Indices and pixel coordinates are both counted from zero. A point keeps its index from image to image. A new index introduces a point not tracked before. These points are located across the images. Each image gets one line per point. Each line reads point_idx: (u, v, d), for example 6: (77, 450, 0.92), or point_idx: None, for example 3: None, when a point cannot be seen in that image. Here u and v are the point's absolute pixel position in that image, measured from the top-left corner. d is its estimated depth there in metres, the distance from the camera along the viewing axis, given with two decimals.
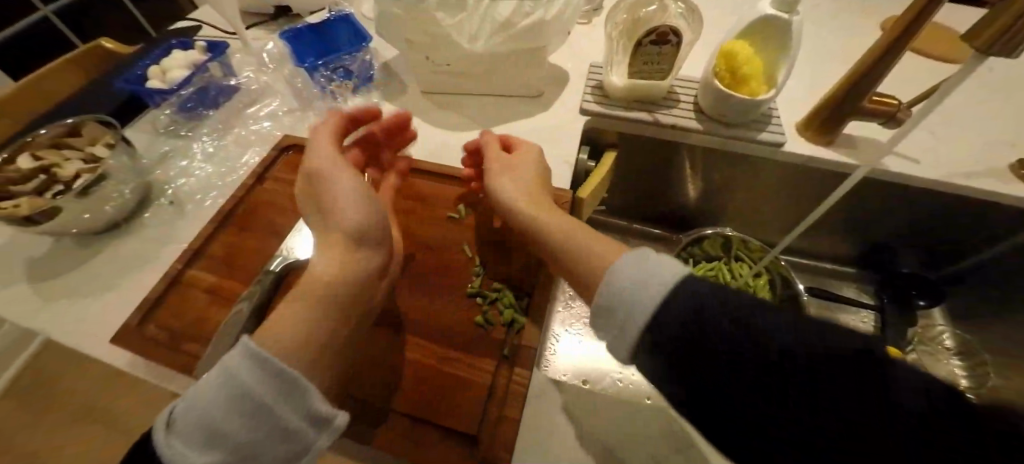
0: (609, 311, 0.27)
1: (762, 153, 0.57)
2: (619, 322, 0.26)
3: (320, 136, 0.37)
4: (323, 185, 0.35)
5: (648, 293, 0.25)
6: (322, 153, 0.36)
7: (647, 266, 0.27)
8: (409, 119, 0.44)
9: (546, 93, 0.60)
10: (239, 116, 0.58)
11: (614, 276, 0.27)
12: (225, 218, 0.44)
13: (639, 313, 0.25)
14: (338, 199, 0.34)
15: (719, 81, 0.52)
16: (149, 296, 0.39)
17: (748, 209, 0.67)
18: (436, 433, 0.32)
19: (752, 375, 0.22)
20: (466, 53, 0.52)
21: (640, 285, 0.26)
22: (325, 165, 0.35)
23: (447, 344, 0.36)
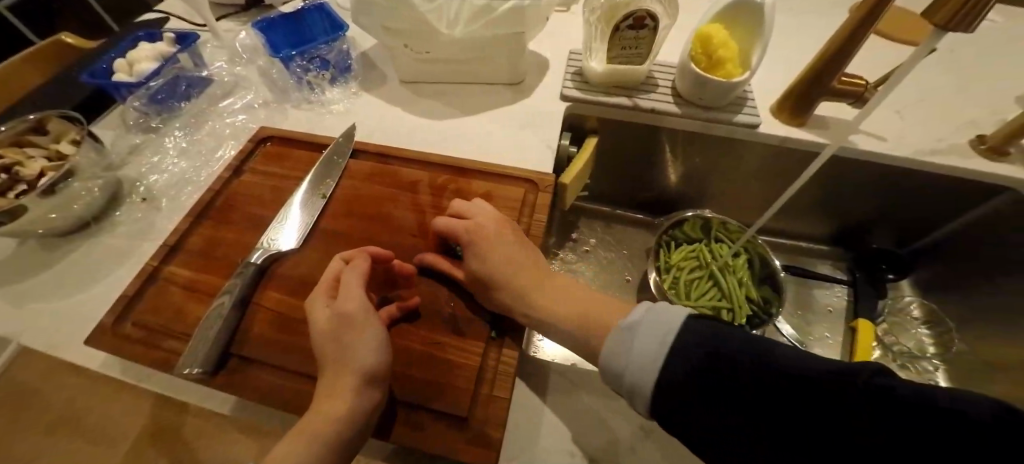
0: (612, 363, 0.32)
1: (739, 135, 0.58)
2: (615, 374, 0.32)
3: (351, 272, 0.34)
4: (337, 332, 0.31)
5: (659, 340, 0.30)
6: (350, 293, 0.32)
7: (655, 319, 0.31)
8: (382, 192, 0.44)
9: (527, 81, 0.60)
10: (213, 109, 0.57)
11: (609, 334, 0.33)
12: (201, 212, 0.43)
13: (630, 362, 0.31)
14: (353, 345, 0.30)
15: (696, 65, 0.53)
16: (123, 295, 0.38)
17: (727, 192, 0.68)
18: (431, 415, 0.32)
19: (763, 397, 0.25)
20: (445, 40, 0.51)
21: (648, 332, 0.30)
22: (344, 313, 0.31)
23: (452, 348, 0.35)
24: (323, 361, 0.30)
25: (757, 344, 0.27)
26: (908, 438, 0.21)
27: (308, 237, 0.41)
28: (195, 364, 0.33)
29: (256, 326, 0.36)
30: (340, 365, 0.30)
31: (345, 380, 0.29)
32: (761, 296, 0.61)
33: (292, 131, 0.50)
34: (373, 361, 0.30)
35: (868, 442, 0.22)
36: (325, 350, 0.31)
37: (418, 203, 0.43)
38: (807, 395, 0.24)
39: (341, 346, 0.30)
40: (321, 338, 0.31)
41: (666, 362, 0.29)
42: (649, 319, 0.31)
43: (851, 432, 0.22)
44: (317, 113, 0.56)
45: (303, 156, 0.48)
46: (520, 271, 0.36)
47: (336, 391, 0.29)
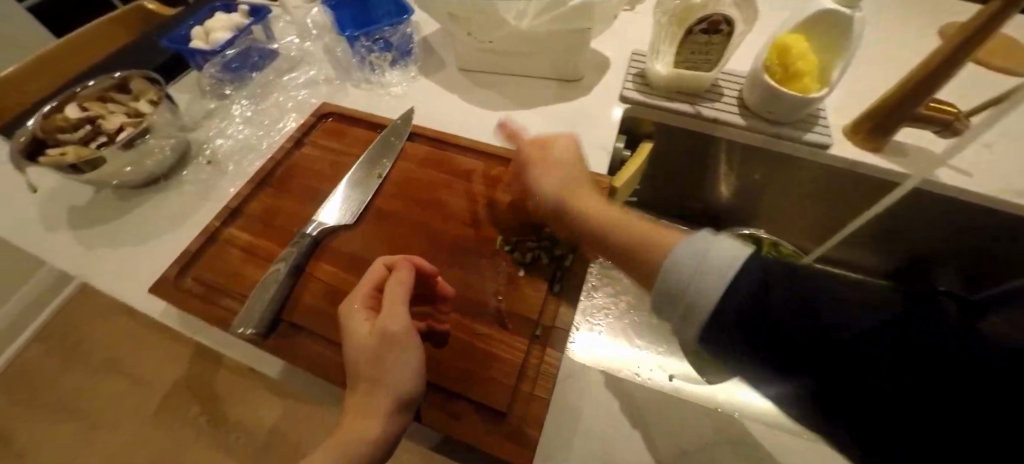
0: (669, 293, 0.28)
1: (806, 155, 0.55)
2: (680, 308, 0.27)
3: (396, 285, 0.31)
4: (376, 351, 0.29)
5: (718, 272, 0.26)
6: (394, 311, 0.30)
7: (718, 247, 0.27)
8: (442, 178, 0.44)
9: (586, 78, 0.59)
10: (278, 82, 0.58)
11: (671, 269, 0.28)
12: (262, 180, 0.45)
13: (688, 299, 0.27)
14: (391, 366, 0.29)
15: (769, 76, 0.51)
16: (186, 250, 0.40)
17: (782, 213, 0.65)
18: (470, 406, 0.32)
19: (795, 337, 0.22)
20: (512, 31, 0.51)
21: (704, 270, 0.26)
22: (387, 332, 0.29)
23: (495, 344, 0.34)
24: (359, 377, 0.29)
25: (806, 278, 0.24)
26: (938, 388, 0.19)
27: (361, 215, 0.41)
28: (249, 325, 0.34)
29: (306, 296, 0.37)
30: (378, 387, 0.28)
31: (379, 403, 0.28)
32: None
33: (352, 110, 0.51)
34: (411, 383, 0.29)
35: (890, 386, 0.20)
36: (362, 368, 0.29)
37: (467, 191, 0.42)
38: (844, 336, 0.21)
39: (380, 366, 0.29)
40: (360, 353, 0.29)
41: (724, 296, 0.25)
42: (713, 251, 0.27)
43: (872, 377, 0.20)
44: (377, 94, 0.57)
45: (362, 135, 0.49)
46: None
47: (371, 414, 0.28)
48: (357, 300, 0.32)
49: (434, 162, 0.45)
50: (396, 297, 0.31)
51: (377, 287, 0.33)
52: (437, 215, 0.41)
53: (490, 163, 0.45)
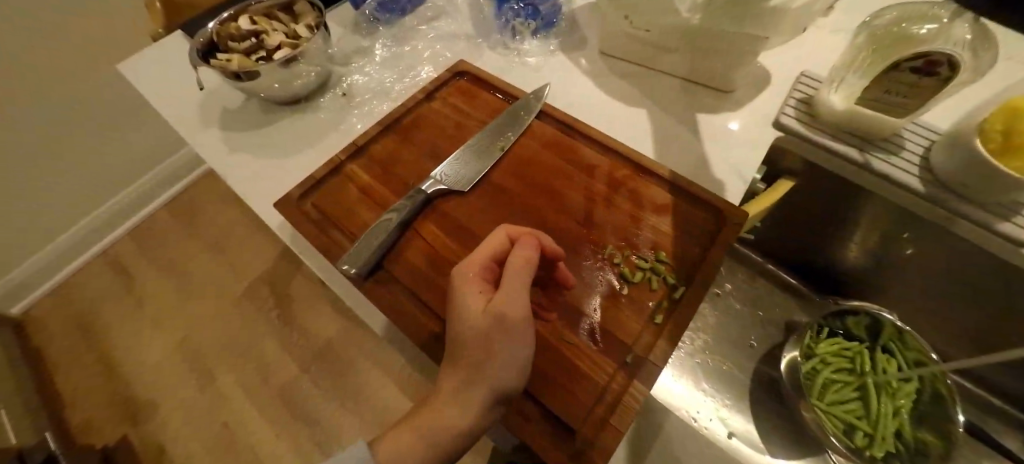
0: None
1: (990, 246, 0.44)
2: None
3: (519, 268, 0.30)
4: (487, 330, 0.29)
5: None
6: (514, 295, 0.29)
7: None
8: (564, 166, 0.41)
9: (737, 93, 0.53)
10: (420, 29, 0.59)
11: None
12: (390, 125, 0.46)
13: None
14: (503, 350, 0.29)
15: (981, 143, 0.39)
16: (313, 175, 0.42)
17: (925, 300, 0.55)
18: (542, 410, 0.31)
19: None
20: (676, 24, 0.46)
21: None
22: (501, 314, 0.29)
23: (583, 358, 0.32)
24: (463, 349, 0.29)
25: None
26: None
27: (475, 185, 0.41)
28: (354, 264, 0.35)
29: (409, 251, 0.37)
30: (481, 367, 0.28)
31: (484, 385, 0.28)
32: (915, 438, 0.50)
33: (486, 73, 0.50)
34: (510, 376, 0.29)
35: None
36: (471, 343, 0.29)
37: (585, 188, 0.40)
38: None
39: (488, 347, 0.29)
40: (472, 329, 0.29)
41: None
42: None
43: None
44: (511, 61, 0.55)
45: (490, 101, 0.48)
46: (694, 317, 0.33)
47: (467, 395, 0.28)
48: (476, 270, 0.31)
49: (557, 148, 0.43)
50: (518, 282, 0.30)
51: (495, 260, 0.33)
52: (555, 205, 0.39)
53: (617, 163, 0.42)
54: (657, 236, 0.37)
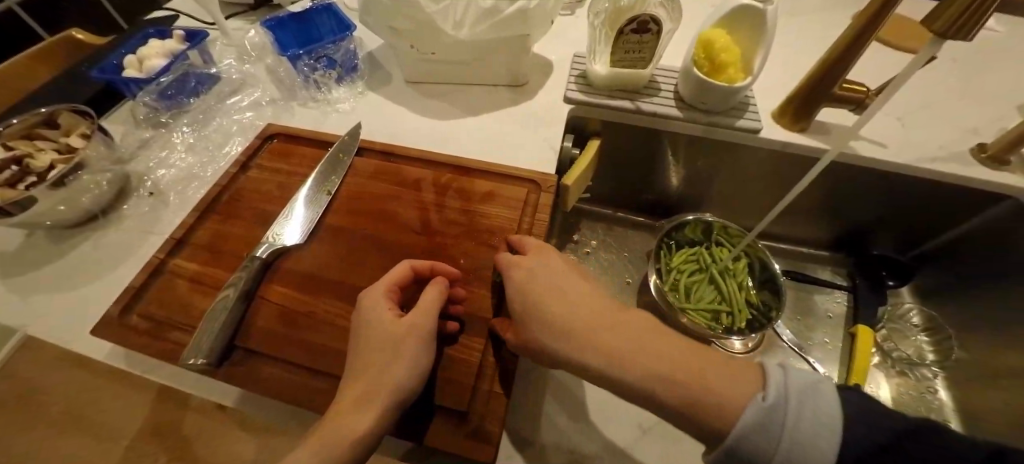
0: (764, 435, 0.26)
1: (740, 140, 0.58)
2: (778, 452, 0.25)
3: (430, 288, 0.34)
4: (396, 338, 0.31)
5: (826, 424, 0.25)
6: (425, 308, 0.32)
7: (811, 373, 0.28)
8: (445, 195, 0.44)
9: (531, 83, 0.61)
10: (221, 106, 0.57)
11: (802, 408, 0.26)
12: (208, 207, 0.44)
13: (797, 450, 0.25)
14: (403, 358, 0.30)
15: (698, 69, 0.54)
16: (130, 286, 0.39)
17: (727, 197, 0.69)
18: (431, 409, 0.33)
19: None
20: (452, 42, 0.52)
21: (812, 413, 0.26)
22: (412, 325, 0.32)
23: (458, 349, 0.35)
24: (366, 358, 0.30)
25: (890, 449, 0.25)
26: None
27: (312, 234, 0.41)
28: (200, 355, 0.33)
29: (260, 320, 0.36)
30: (384, 370, 0.30)
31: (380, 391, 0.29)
32: (759, 300, 0.62)
33: (298, 129, 0.51)
34: (411, 380, 0.30)
35: None
36: (373, 349, 0.31)
37: (421, 201, 0.44)
38: None
39: (392, 354, 0.30)
40: (382, 337, 0.31)
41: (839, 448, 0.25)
42: (794, 376, 0.27)
43: None
44: (323, 112, 0.57)
45: (309, 154, 0.49)
46: (558, 318, 0.31)
47: (368, 401, 0.29)
48: (374, 300, 0.33)
49: (381, 174, 0.46)
50: (425, 300, 0.33)
51: (398, 287, 0.35)
52: (427, 229, 0.42)
53: (490, 180, 0.46)
54: (488, 220, 0.42)
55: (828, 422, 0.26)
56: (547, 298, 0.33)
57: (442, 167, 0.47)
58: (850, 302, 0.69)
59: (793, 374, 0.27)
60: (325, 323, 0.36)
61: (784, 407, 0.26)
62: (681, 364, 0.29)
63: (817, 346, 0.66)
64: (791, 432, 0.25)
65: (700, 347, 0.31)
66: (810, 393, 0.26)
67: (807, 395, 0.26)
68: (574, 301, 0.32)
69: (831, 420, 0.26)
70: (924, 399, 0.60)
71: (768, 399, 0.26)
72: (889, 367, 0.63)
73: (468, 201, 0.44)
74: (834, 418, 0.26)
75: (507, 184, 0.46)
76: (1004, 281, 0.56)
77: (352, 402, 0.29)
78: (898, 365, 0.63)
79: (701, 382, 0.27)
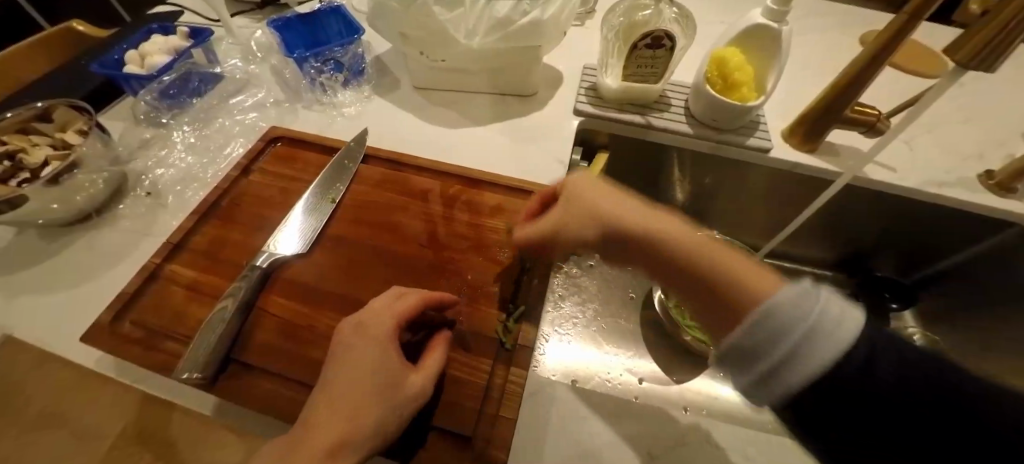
0: (778, 318, 0.25)
1: (749, 158, 0.58)
2: (786, 347, 0.25)
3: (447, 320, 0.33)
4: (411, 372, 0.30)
5: (841, 338, 0.24)
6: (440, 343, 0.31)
7: (846, 299, 0.26)
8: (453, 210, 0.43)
9: (539, 94, 0.60)
10: (223, 106, 0.56)
11: (837, 323, 0.25)
12: (208, 210, 0.43)
13: (808, 341, 0.24)
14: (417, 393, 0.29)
15: (711, 87, 0.53)
16: (123, 291, 0.37)
17: (733, 214, 0.68)
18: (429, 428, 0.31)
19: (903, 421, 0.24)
20: (463, 51, 0.51)
21: (834, 318, 0.25)
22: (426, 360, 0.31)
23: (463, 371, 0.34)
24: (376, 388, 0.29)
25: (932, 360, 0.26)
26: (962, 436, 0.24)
27: (315, 243, 0.40)
28: (195, 369, 0.32)
29: (260, 334, 0.35)
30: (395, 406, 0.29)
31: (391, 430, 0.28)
32: None
33: (303, 132, 0.50)
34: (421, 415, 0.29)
35: (925, 440, 0.24)
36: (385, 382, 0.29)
37: (429, 213, 0.43)
38: (954, 415, 0.24)
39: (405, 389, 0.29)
40: (374, 386, 0.28)
41: (851, 342, 0.24)
42: (826, 296, 0.26)
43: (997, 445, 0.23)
44: (328, 116, 0.56)
45: (314, 159, 0.48)
46: (602, 204, 0.36)
47: (343, 452, 0.25)
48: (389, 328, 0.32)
49: (387, 183, 0.45)
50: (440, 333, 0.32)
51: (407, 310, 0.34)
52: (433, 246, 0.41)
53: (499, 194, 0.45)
54: (497, 235, 0.42)
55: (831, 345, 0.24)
56: (610, 199, 0.37)
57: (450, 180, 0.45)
58: None
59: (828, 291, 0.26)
60: (327, 339, 0.35)
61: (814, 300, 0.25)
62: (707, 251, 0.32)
63: None
64: (805, 332, 0.24)
65: (734, 250, 0.33)
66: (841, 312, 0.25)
67: (827, 326, 0.25)
68: (609, 199, 0.37)
69: (851, 330, 0.25)
70: None
71: (802, 286, 0.26)
72: None
73: (478, 217, 0.43)
74: (847, 342, 0.24)
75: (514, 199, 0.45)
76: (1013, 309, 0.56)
77: (325, 450, 0.25)
78: None
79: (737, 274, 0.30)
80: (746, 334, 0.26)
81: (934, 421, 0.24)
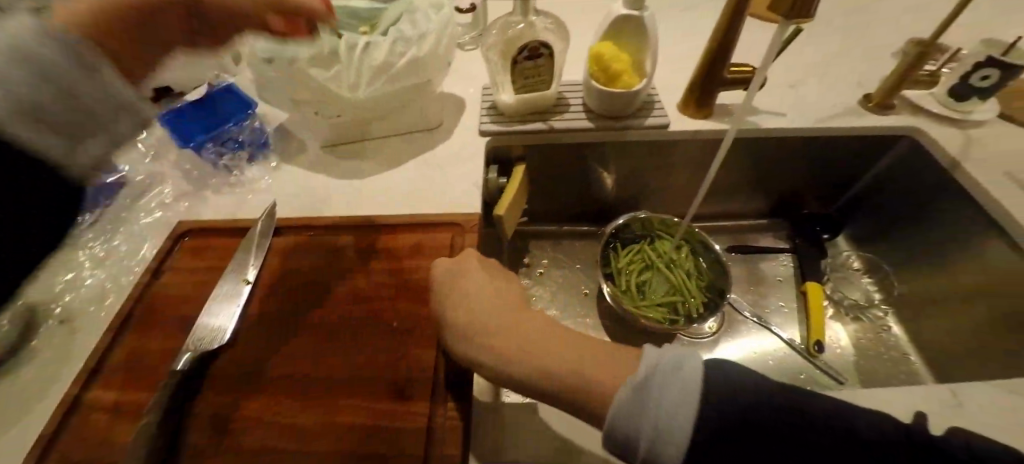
0: (636, 421, 0.29)
1: (654, 136, 0.61)
2: (647, 422, 0.28)
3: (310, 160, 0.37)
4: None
5: (689, 387, 0.29)
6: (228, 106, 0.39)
7: (674, 364, 0.30)
8: (373, 255, 0.44)
9: (445, 123, 0.62)
10: (132, 211, 0.55)
11: (649, 396, 0.29)
12: (121, 326, 0.41)
13: (668, 412, 0.28)
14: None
15: (596, 82, 0.56)
16: (39, 436, 0.35)
17: (657, 192, 0.72)
18: (340, 441, 0.33)
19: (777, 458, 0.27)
20: (353, 103, 0.52)
21: (665, 385, 0.29)
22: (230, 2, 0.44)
23: (404, 412, 0.34)
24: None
25: (754, 424, 0.27)
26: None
27: (237, 329, 0.40)
28: None
29: (194, 435, 0.34)
30: None
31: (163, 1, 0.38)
32: (708, 281, 0.64)
33: (212, 221, 0.50)
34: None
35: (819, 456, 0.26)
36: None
37: (348, 269, 0.43)
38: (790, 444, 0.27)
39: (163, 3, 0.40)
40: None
41: (698, 413, 0.28)
42: (662, 365, 0.30)
43: None
44: (238, 195, 0.55)
45: (227, 244, 0.48)
46: (467, 346, 0.35)
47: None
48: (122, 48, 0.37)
49: (297, 249, 0.46)
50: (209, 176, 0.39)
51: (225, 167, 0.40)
52: (362, 292, 0.41)
53: (414, 228, 0.46)
54: (418, 273, 0.43)
55: (686, 409, 0.28)
56: (461, 323, 0.36)
57: (366, 228, 0.47)
58: (795, 264, 0.72)
59: (661, 362, 0.30)
60: (263, 423, 0.34)
61: (649, 388, 0.29)
62: (511, 328, 0.36)
63: (774, 311, 0.68)
64: (673, 421, 0.28)
65: (562, 331, 0.36)
66: (671, 377, 0.29)
67: (670, 371, 0.30)
68: (482, 320, 0.36)
69: (695, 380, 0.29)
70: (882, 338, 0.65)
71: (636, 379, 0.30)
72: (844, 315, 0.67)
73: (397, 254, 0.44)
74: (692, 418, 0.28)
75: (427, 226, 0.47)
76: (930, 211, 0.62)
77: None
78: (852, 311, 0.67)
79: (595, 388, 0.31)
80: (626, 430, 0.29)
81: None
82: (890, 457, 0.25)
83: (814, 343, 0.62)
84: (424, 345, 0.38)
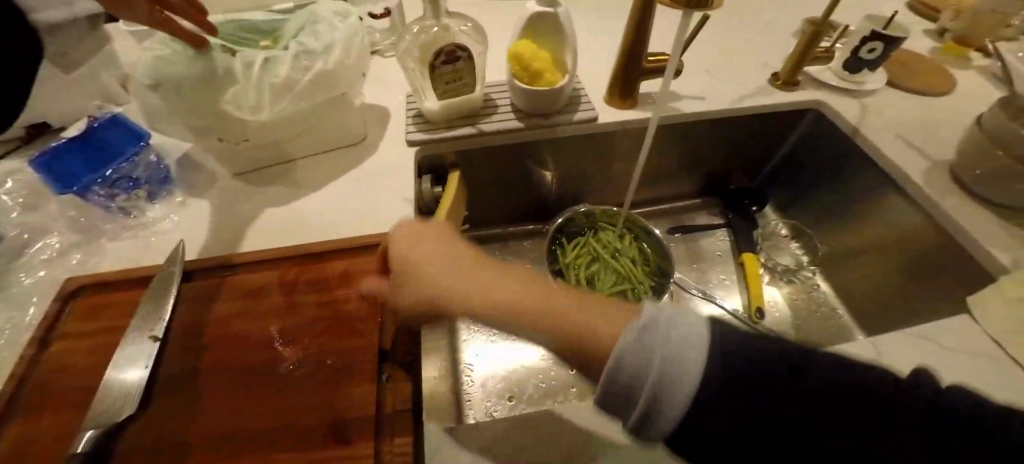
0: (629, 354, 0.25)
1: (585, 130, 0.61)
2: (650, 359, 0.24)
3: None
4: None
5: (688, 338, 0.25)
6: None
7: (680, 315, 0.27)
8: (299, 289, 0.41)
9: (371, 135, 0.59)
10: (7, 271, 0.47)
11: (649, 339, 0.25)
12: (2, 411, 0.36)
13: (672, 356, 0.24)
14: None
15: (519, 81, 0.56)
16: None
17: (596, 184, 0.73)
18: None
19: (775, 404, 0.23)
20: (261, 125, 0.48)
21: (670, 338, 0.25)
22: None
23: (347, 454, 0.32)
24: None
25: (752, 354, 0.24)
26: (812, 407, 0.22)
27: (147, 394, 0.35)
28: None
29: None
30: None
31: None
32: (653, 265, 0.66)
33: (109, 273, 0.44)
34: None
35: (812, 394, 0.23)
36: None
37: (272, 308, 0.40)
38: (781, 380, 0.23)
39: None
40: None
41: (708, 358, 0.24)
42: (674, 326, 0.26)
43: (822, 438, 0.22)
44: (141, 239, 0.49)
45: (131, 297, 0.43)
46: (418, 294, 0.34)
47: None
48: None
49: (212, 293, 0.42)
50: None
51: None
52: (291, 331, 0.39)
53: (343, 255, 0.44)
54: (351, 303, 0.40)
55: (687, 360, 0.24)
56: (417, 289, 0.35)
57: (287, 260, 0.43)
58: (731, 237, 0.76)
59: (665, 315, 0.27)
60: None
61: (654, 328, 0.26)
62: (489, 291, 0.33)
63: (718, 285, 0.72)
64: (667, 357, 0.24)
65: (530, 277, 0.35)
66: (670, 338, 0.25)
67: (681, 336, 0.25)
68: (457, 287, 0.33)
69: (698, 340, 0.25)
70: (811, 296, 0.70)
71: (641, 320, 0.26)
72: (779, 280, 0.72)
73: (325, 285, 0.42)
74: (699, 372, 0.24)
75: (356, 251, 0.44)
76: (837, 176, 0.67)
77: None
78: (785, 276, 0.72)
79: (600, 341, 0.30)
80: (618, 368, 0.25)
81: (786, 434, 0.23)
82: (902, 414, 0.22)
83: (755, 310, 0.66)
84: (364, 377, 0.36)
